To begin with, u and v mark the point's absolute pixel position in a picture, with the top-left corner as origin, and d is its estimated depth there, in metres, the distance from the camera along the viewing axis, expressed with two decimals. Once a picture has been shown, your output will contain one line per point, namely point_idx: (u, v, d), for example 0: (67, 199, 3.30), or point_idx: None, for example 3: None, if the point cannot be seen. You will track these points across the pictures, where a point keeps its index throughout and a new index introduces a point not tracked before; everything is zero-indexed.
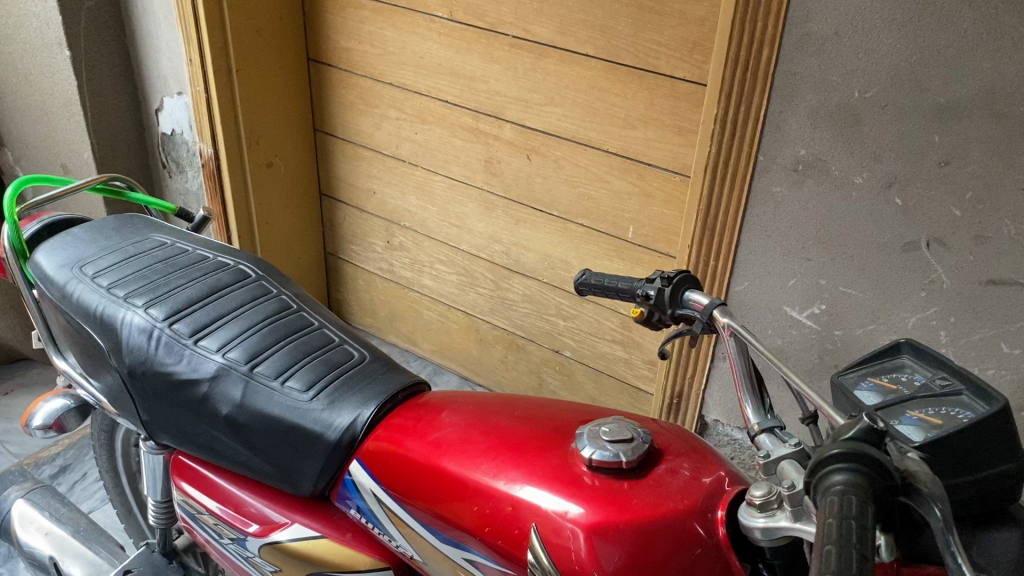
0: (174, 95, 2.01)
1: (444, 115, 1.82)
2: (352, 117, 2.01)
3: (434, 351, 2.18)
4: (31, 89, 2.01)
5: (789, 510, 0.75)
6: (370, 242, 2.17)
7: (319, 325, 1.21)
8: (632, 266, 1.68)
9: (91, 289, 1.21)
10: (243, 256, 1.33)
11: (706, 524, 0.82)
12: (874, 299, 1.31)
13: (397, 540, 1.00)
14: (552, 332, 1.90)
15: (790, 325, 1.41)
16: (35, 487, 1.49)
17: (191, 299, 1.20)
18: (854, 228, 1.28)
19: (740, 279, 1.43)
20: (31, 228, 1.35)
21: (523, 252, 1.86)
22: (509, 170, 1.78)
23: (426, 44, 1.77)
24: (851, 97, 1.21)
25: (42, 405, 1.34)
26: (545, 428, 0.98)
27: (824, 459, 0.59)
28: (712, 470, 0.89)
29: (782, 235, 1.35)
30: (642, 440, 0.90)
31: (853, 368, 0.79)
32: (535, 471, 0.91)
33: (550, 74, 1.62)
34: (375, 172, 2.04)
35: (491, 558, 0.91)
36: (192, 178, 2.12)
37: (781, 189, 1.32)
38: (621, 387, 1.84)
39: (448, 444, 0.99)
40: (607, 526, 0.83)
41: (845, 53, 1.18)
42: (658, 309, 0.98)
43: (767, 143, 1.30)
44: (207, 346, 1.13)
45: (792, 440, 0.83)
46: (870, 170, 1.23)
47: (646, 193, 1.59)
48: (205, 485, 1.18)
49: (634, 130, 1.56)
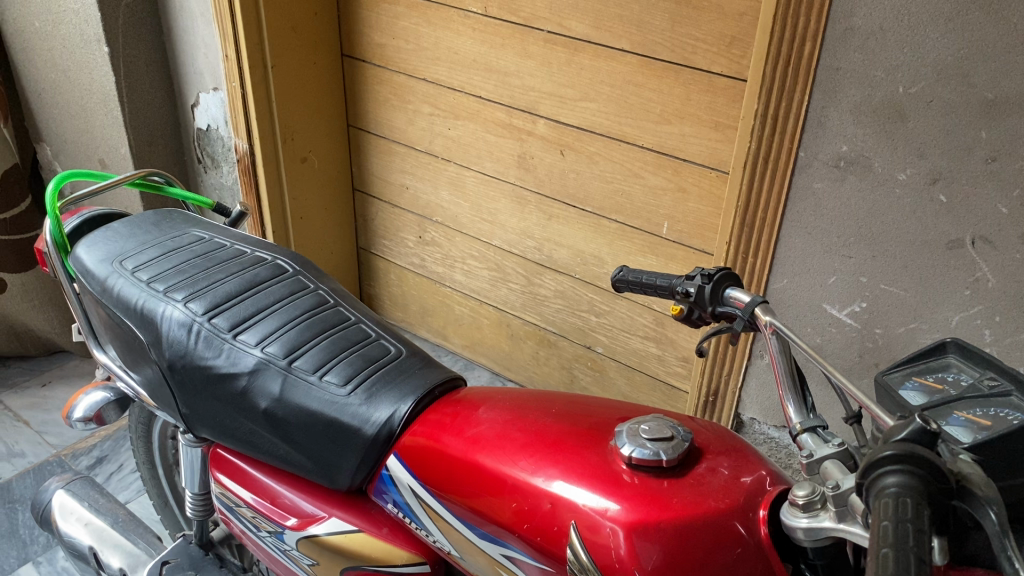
0: (210, 91, 2.02)
1: (478, 111, 1.82)
2: (385, 113, 2.01)
3: (465, 346, 2.19)
4: (69, 86, 2.04)
5: (833, 511, 0.74)
6: (402, 236, 2.17)
7: (356, 320, 1.21)
8: (666, 262, 1.67)
9: (131, 283, 1.22)
10: (280, 251, 1.33)
11: (747, 523, 0.82)
12: (917, 297, 1.29)
13: (434, 535, 1.01)
14: (584, 328, 1.90)
15: (830, 323, 1.40)
16: (75, 479, 1.52)
17: (230, 293, 1.21)
18: (896, 226, 1.27)
19: (779, 276, 1.41)
20: (71, 222, 1.36)
21: (555, 248, 1.86)
22: (542, 166, 1.77)
23: (461, 39, 1.77)
24: (895, 92, 1.19)
25: (82, 398, 1.35)
26: (583, 425, 0.98)
27: (877, 460, 0.58)
28: (752, 469, 0.89)
29: (823, 231, 1.34)
30: (682, 439, 0.90)
31: (898, 367, 0.78)
32: (573, 468, 0.91)
33: (585, 69, 1.61)
34: (409, 168, 2.04)
35: (530, 555, 0.91)
36: (227, 173, 2.13)
37: (821, 186, 1.30)
38: (654, 384, 1.83)
39: (485, 440, 0.99)
40: (647, 524, 0.83)
41: (890, 48, 1.17)
42: (699, 306, 0.97)
43: (808, 139, 1.29)
44: (246, 340, 1.14)
45: (835, 440, 0.82)
46: (913, 166, 1.22)
47: (681, 188, 1.58)
48: (243, 478, 1.19)
49: (669, 125, 1.55)
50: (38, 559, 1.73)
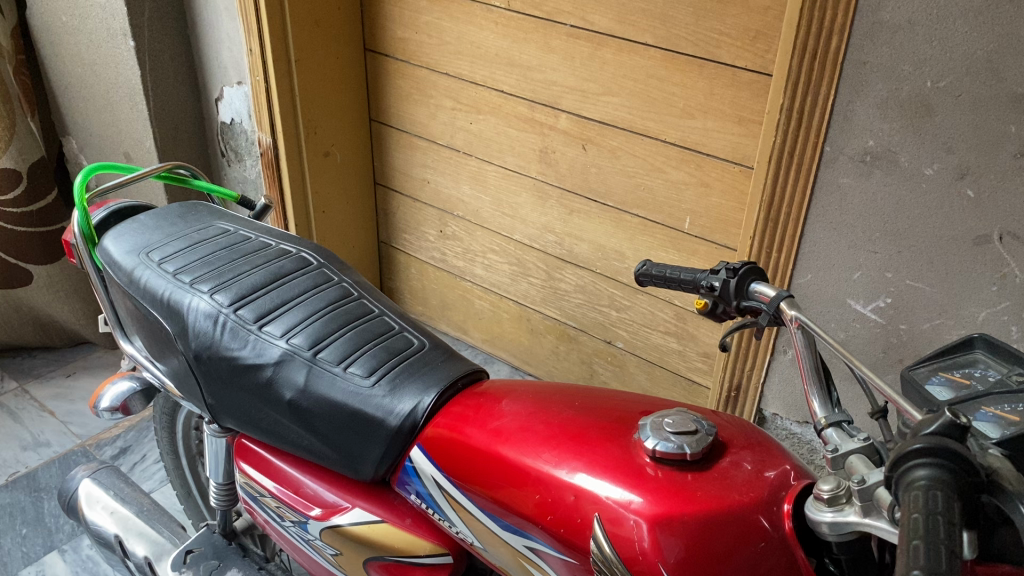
0: (234, 85, 2.04)
1: (500, 105, 1.82)
2: (407, 107, 2.02)
3: (485, 340, 2.19)
4: (95, 79, 2.06)
5: (858, 505, 0.74)
6: (423, 231, 2.18)
7: (379, 312, 1.22)
8: (687, 258, 1.67)
9: (158, 275, 1.23)
10: (304, 243, 1.34)
11: (771, 517, 0.82)
12: (942, 293, 1.28)
13: (456, 526, 1.01)
14: (604, 323, 1.90)
15: (854, 319, 1.39)
16: (101, 468, 1.53)
17: (255, 285, 1.22)
18: (923, 221, 1.26)
19: (803, 271, 1.41)
20: (98, 214, 1.38)
21: (576, 243, 1.86)
22: (564, 160, 1.77)
23: (483, 33, 1.77)
24: (923, 87, 1.18)
25: (108, 388, 1.37)
26: (606, 418, 0.98)
27: (906, 453, 0.58)
28: (777, 463, 0.89)
29: (847, 226, 1.33)
30: (706, 433, 0.90)
31: (924, 362, 0.78)
32: (597, 461, 0.91)
33: (608, 63, 1.61)
34: (430, 162, 2.05)
35: (554, 547, 0.91)
36: (250, 167, 2.15)
37: (847, 181, 1.30)
38: (674, 379, 1.83)
39: (509, 433, 0.99)
40: (671, 517, 0.83)
41: (918, 42, 1.16)
42: (723, 300, 0.97)
43: (834, 133, 1.28)
44: (272, 331, 1.15)
45: (861, 435, 0.82)
46: (941, 161, 1.21)
47: (704, 183, 1.58)
48: (267, 468, 1.20)
49: (693, 120, 1.54)
50: (64, 547, 1.75)
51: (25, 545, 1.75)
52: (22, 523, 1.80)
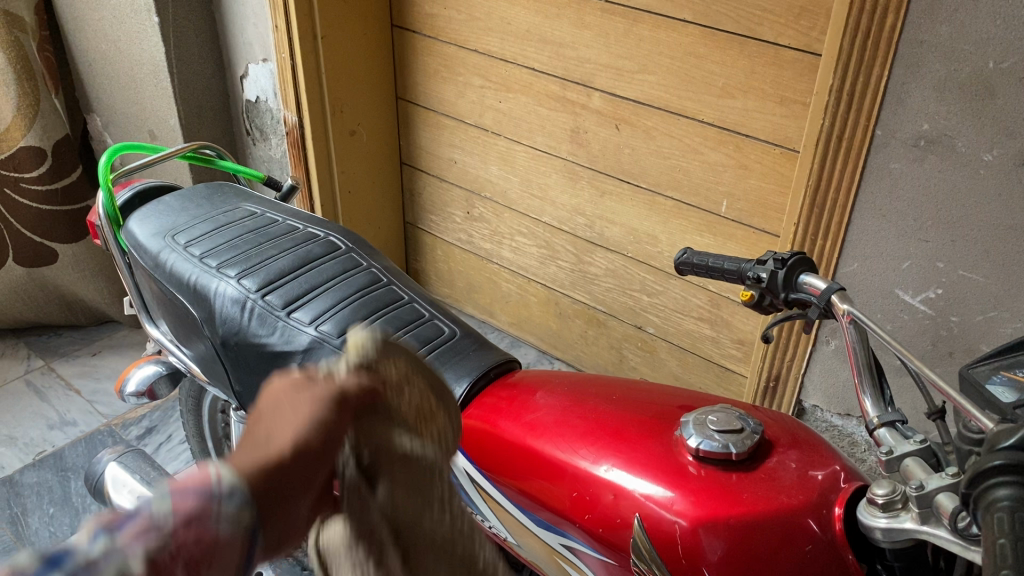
0: (259, 62, 2.00)
1: (531, 83, 1.77)
2: (435, 85, 1.98)
3: (512, 323, 2.16)
4: (119, 55, 2.03)
5: (916, 512, 0.71)
6: (450, 212, 2.14)
7: (409, 299, 1.19)
8: (724, 242, 1.63)
9: (184, 259, 1.20)
10: (332, 227, 1.31)
11: (820, 520, 0.79)
12: (998, 284, 1.24)
13: (490, 520, 1.01)
14: (635, 308, 1.86)
15: (901, 310, 1.34)
16: (127, 451, 1.52)
17: (283, 270, 1.19)
18: (978, 209, 1.20)
19: (849, 259, 1.36)
20: (123, 196, 1.35)
21: (607, 225, 1.82)
22: (596, 141, 1.73)
23: (515, 9, 1.72)
24: (985, 67, 1.12)
25: (134, 371, 1.35)
26: (645, 413, 0.95)
27: (985, 471, 0.54)
28: (825, 463, 0.85)
29: (898, 214, 1.28)
30: (752, 431, 0.86)
31: (983, 361, 0.75)
32: (638, 459, 0.88)
33: (644, 40, 1.55)
34: (458, 142, 2.01)
35: (592, 546, 0.88)
36: (275, 145, 2.11)
37: (898, 166, 1.24)
38: (706, 365, 1.80)
39: (544, 426, 0.96)
40: (715, 520, 0.80)
41: (981, 20, 1.10)
42: (770, 293, 0.93)
43: (886, 116, 1.23)
44: (300, 318, 1.12)
45: (916, 437, 0.79)
46: (1001, 146, 1.15)
47: (743, 165, 1.53)
48: None
49: (733, 99, 1.49)
50: None
51: (52, 524, 1.75)
52: (49, 502, 1.80)
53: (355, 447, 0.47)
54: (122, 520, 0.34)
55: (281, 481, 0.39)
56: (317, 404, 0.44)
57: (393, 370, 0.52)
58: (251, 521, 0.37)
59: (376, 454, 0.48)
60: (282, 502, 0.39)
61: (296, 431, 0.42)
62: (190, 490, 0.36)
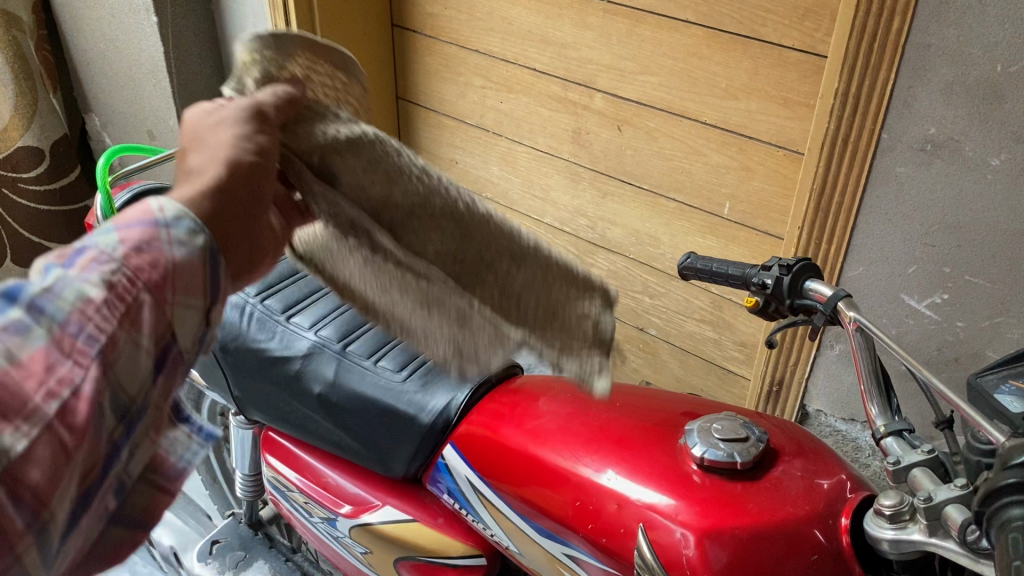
0: None
1: (532, 83, 1.76)
2: (435, 85, 1.96)
3: None
4: (118, 55, 2.02)
5: (925, 524, 0.70)
6: None
7: None
8: (727, 244, 1.62)
9: None
10: None
11: (826, 530, 0.78)
12: (1005, 290, 1.23)
13: (491, 529, 0.97)
14: (637, 309, 1.85)
15: (907, 315, 1.33)
16: None
17: (282, 275, 1.19)
18: (985, 213, 1.19)
19: (854, 263, 1.35)
20: (122, 197, 1.34)
21: (609, 227, 1.81)
22: (598, 142, 1.72)
23: (516, 9, 1.71)
24: (992, 71, 1.11)
25: None
26: (649, 420, 0.94)
27: (997, 490, 0.57)
28: (831, 472, 0.84)
29: (904, 218, 1.27)
30: (757, 440, 0.85)
31: (992, 369, 0.74)
32: (642, 468, 0.87)
33: (647, 40, 1.54)
34: (458, 142, 2.00)
35: (595, 556, 0.87)
36: None
37: (905, 170, 1.23)
38: (708, 367, 1.79)
39: (547, 434, 0.95)
40: (720, 530, 0.79)
41: (989, 24, 1.09)
42: (776, 299, 0.92)
43: (892, 120, 1.21)
44: (300, 323, 1.13)
45: (923, 447, 0.78)
46: (1009, 151, 1.14)
47: (746, 167, 1.52)
48: (294, 461, 1.18)
49: (736, 101, 1.48)
50: None
51: None
52: None
53: (304, 158, 0.69)
54: (72, 257, 0.48)
55: (218, 200, 0.56)
56: (235, 121, 0.63)
57: (295, 65, 0.75)
58: (198, 245, 0.53)
59: (313, 149, 0.69)
60: (227, 212, 0.56)
61: (225, 151, 0.60)
62: (132, 224, 0.50)
